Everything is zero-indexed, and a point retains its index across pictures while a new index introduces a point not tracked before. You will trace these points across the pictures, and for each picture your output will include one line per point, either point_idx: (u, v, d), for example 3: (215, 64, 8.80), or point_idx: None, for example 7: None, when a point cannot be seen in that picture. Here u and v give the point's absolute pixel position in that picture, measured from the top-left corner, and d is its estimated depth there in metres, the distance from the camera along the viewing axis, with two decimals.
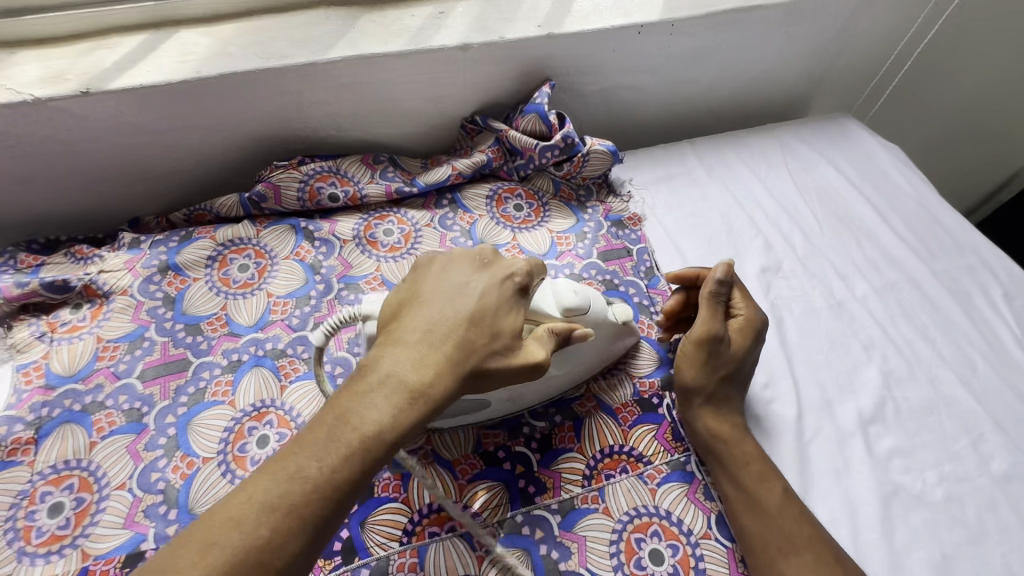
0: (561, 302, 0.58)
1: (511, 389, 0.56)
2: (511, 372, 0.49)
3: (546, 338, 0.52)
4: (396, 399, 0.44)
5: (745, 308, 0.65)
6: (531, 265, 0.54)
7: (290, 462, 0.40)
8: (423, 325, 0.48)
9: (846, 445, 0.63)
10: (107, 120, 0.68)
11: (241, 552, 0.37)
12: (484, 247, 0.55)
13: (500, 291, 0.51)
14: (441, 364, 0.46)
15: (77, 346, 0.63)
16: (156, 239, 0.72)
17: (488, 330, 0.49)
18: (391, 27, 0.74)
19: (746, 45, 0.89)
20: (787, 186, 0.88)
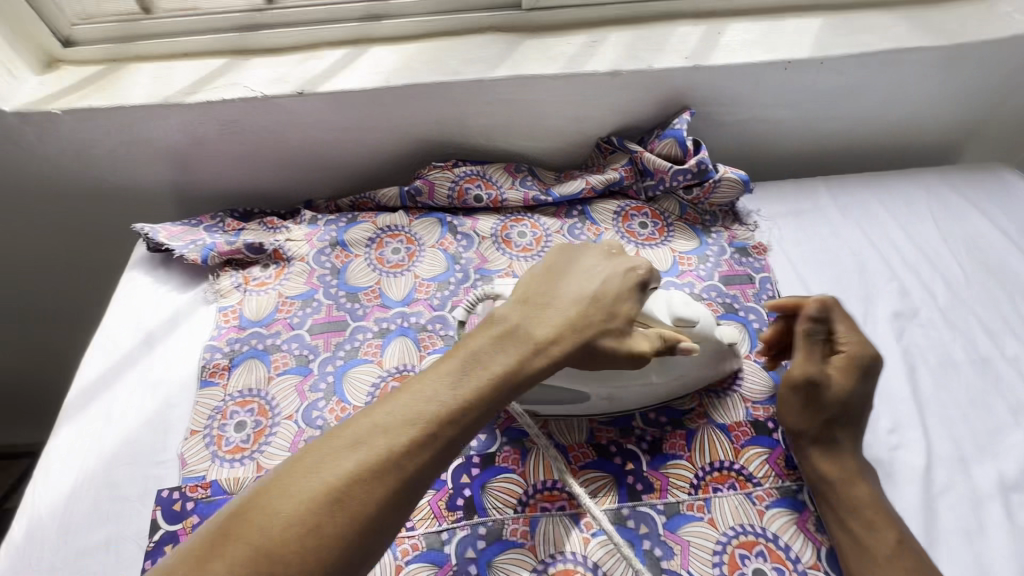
0: (675, 312, 0.60)
1: (611, 386, 0.60)
2: (620, 355, 0.55)
3: (650, 328, 0.58)
4: (520, 348, 0.52)
5: (852, 344, 0.61)
6: (651, 267, 0.60)
7: (423, 390, 0.48)
8: (548, 294, 0.56)
9: (982, 507, 0.59)
10: (310, 117, 0.82)
11: (380, 454, 0.44)
12: (612, 245, 0.63)
13: (621, 280, 0.58)
14: (561, 327, 0.54)
15: (264, 298, 0.76)
16: (329, 219, 0.85)
17: (607, 309, 0.56)
18: (549, 52, 0.83)
19: (896, 87, 0.87)
20: (930, 234, 0.84)
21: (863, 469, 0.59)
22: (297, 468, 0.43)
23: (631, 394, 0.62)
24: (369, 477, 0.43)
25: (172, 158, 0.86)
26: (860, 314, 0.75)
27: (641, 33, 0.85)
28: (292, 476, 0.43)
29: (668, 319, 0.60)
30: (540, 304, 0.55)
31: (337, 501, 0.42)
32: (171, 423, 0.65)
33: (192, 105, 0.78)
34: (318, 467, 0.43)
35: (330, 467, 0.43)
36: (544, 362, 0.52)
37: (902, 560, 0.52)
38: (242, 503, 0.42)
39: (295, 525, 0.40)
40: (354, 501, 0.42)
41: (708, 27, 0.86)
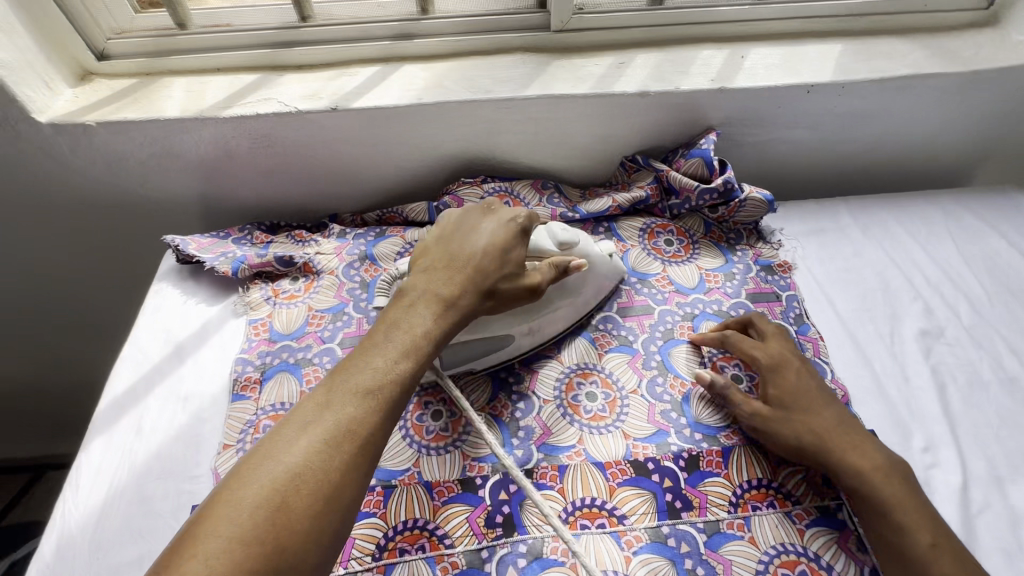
0: (554, 238, 0.70)
1: (528, 321, 0.68)
2: (517, 291, 0.63)
3: (549, 271, 0.66)
4: (433, 307, 0.57)
5: (759, 356, 0.67)
6: (531, 214, 0.68)
7: (358, 365, 0.52)
8: (449, 254, 0.63)
9: (1020, 527, 0.59)
10: (341, 132, 0.83)
11: (336, 424, 0.47)
12: (487, 202, 0.70)
13: (506, 232, 0.65)
14: (465, 282, 0.60)
15: (293, 311, 0.76)
16: (357, 233, 0.85)
17: (497, 259, 0.63)
18: (578, 72, 0.84)
19: (914, 111, 0.89)
20: (951, 254, 0.85)
21: (891, 466, 0.57)
22: (294, 420, 0.47)
23: (546, 323, 0.70)
24: (330, 445, 0.46)
25: (201, 171, 0.87)
26: (887, 332, 0.76)
27: (666, 56, 0.87)
28: (289, 430, 0.47)
29: (554, 246, 0.69)
30: (432, 266, 0.62)
31: (335, 436, 0.47)
32: (204, 436, 0.64)
33: (227, 118, 0.78)
34: (276, 448, 0.46)
35: (288, 447, 0.46)
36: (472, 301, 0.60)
37: (938, 559, 0.51)
38: (244, 460, 0.45)
39: (302, 465, 0.45)
40: (351, 433, 0.48)
41: (731, 50, 0.88)
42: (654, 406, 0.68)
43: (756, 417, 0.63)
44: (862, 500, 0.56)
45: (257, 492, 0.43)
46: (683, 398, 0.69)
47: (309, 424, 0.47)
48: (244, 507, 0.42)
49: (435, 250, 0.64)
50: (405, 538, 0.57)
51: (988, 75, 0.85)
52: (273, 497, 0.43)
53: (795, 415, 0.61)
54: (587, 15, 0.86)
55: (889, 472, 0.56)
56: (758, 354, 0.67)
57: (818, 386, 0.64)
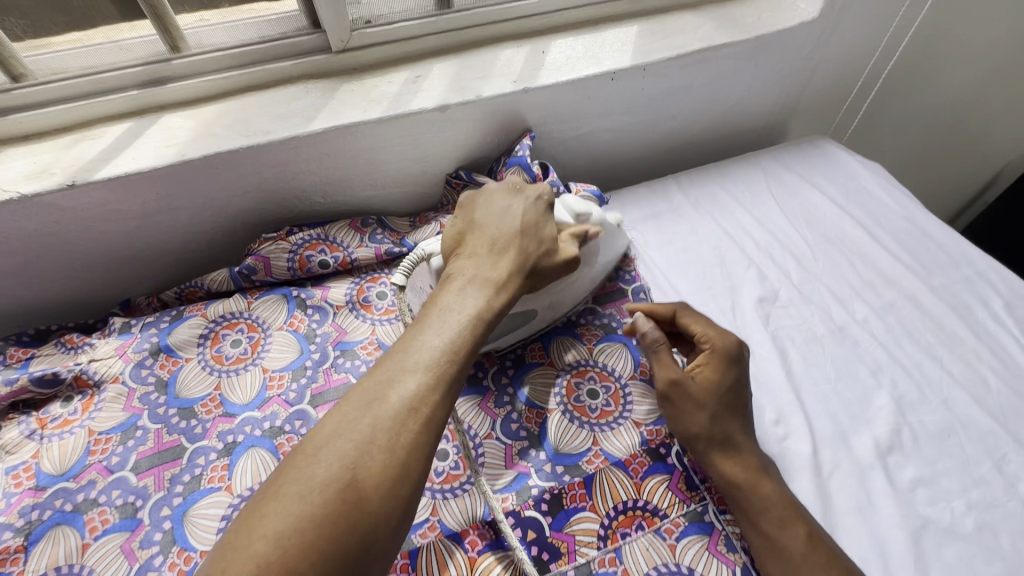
0: (573, 211, 0.67)
1: (551, 296, 0.67)
2: (557, 266, 0.61)
3: (575, 241, 0.65)
4: (486, 289, 0.54)
5: (711, 340, 0.63)
6: (550, 187, 0.67)
7: (413, 341, 0.48)
8: (485, 238, 0.59)
9: (867, 478, 0.61)
10: (94, 209, 0.68)
11: (398, 402, 0.43)
12: (511, 181, 0.67)
13: (534, 209, 0.63)
14: (512, 262, 0.57)
15: (68, 441, 0.61)
16: (146, 322, 0.72)
17: (536, 238, 0.60)
18: (370, 94, 0.76)
19: (718, 81, 0.91)
20: (774, 214, 0.88)
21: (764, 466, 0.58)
22: (357, 397, 0.43)
23: (565, 299, 0.70)
24: (392, 425, 0.42)
25: None
26: (729, 307, 0.76)
27: (465, 62, 0.81)
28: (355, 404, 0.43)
29: (571, 218, 0.67)
30: (475, 249, 0.58)
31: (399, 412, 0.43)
32: None
33: None
34: (336, 427, 0.42)
35: (349, 426, 0.41)
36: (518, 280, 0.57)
37: (816, 551, 0.52)
38: (312, 434, 0.42)
39: (369, 441, 0.41)
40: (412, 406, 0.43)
41: (532, 47, 0.84)
42: (511, 447, 0.63)
43: (675, 388, 0.59)
44: (735, 502, 0.56)
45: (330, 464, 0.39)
46: (539, 429, 0.64)
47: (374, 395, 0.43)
48: (316, 480, 0.38)
49: (469, 236, 0.60)
50: None
51: (773, 38, 0.87)
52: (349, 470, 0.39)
53: (719, 404, 0.59)
54: (369, 30, 0.77)
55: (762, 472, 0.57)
56: (711, 337, 0.63)
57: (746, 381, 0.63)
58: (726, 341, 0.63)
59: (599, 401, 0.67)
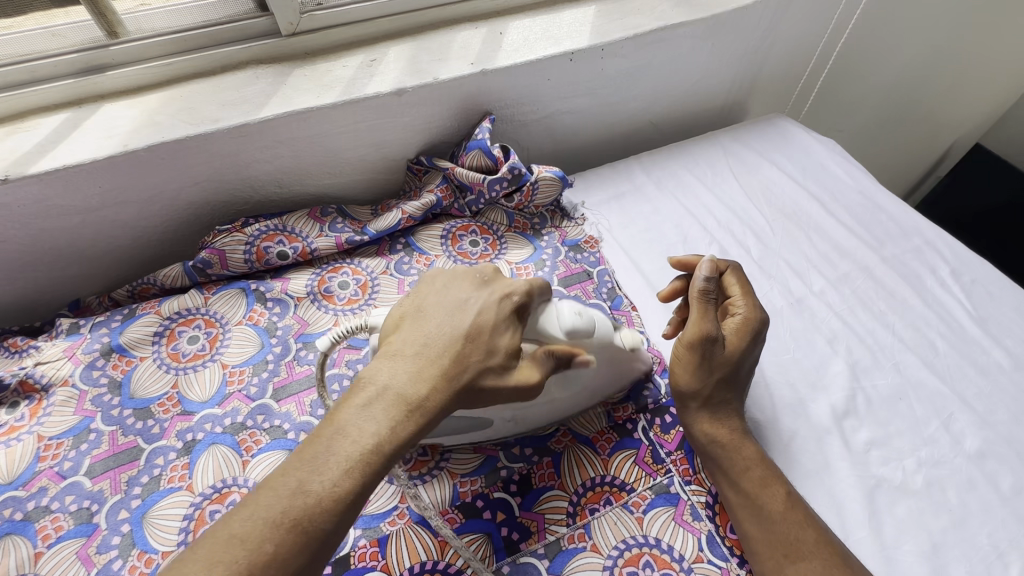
0: (563, 325, 0.56)
1: (513, 411, 0.56)
2: (504, 390, 0.50)
3: (544, 360, 0.53)
4: (393, 411, 0.46)
5: (745, 308, 0.63)
6: (530, 285, 0.56)
7: (292, 477, 0.42)
8: (420, 336, 0.51)
9: (825, 443, 0.63)
10: (32, 205, 0.65)
11: (248, 566, 0.38)
12: (485, 269, 0.58)
13: (496, 310, 0.53)
14: (436, 376, 0.48)
15: (15, 448, 0.59)
16: (97, 321, 0.69)
17: (485, 346, 0.51)
18: (323, 79, 0.74)
19: (676, 61, 0.91)
20: (735, 191, 0.90)
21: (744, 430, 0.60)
22: (203, 557, 0.38)
23: (536, 413, 0.59)
24: None
25: None
26: None
27: (421, 44, 0.80)
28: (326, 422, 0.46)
29: (561, 334, 0.56)
30: (401, 349, 0.50)
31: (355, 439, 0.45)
32: None
33: None
34: None
35: None
36: (443, 396, 0.48)
37: (795, 509, 0.54)
38: None
39: None
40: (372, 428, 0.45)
41: (489, 28, 0.83)
42: None
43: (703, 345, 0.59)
44: (713, 465, 0.58)
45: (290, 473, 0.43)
46: None
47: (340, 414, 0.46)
48: (228, 545, 0.39)
49: (407, 327, 0.52)
50: None
51: (728, 17, 0.88)
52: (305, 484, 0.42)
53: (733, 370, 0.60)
54: (320, 12, 0.75)
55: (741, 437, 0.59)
56: (749, 307, 0.63)
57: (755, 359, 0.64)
58: (762, 314, 0.64)
59: None
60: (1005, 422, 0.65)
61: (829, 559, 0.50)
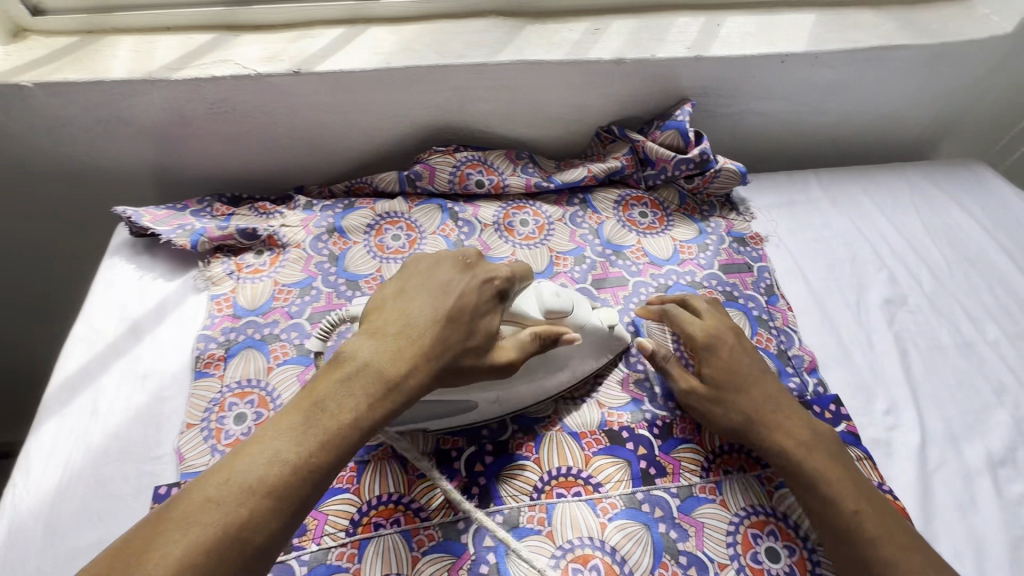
0: (544, 305, 0.59)
1: (495, 390, 0.59)
2: (484, 368, 0.53)
3: (528, 342, 0.55)
4: (374, 386, 0.48)
5: (690, 332, 0.65)
6: (510, 272, 0.58)
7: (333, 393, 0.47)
8: (399, 317, 0.52)
9: (973, 483, 0.62)
10: (306, 97, 0.78)
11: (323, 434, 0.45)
12: (469, 252, 0.59)
13: (479, 293, 0.55)
14: (421, 353, 0.50)
15: (259, 285, 0.72)
16: (325, 205, 0.82)
17: (464, 327, 0.53)
18: (553, 38, 0.81)
19: (884, 83, 0.90)
20: (914, 225, 0.88)
21: (818, 440, 0.58)
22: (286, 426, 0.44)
23: (518, 394, 0.61)
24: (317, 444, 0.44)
25: (153, 137, 0.80)
26: (854, 301, 0.77)
27: (643, 22, 0.85)
28: (169, 528, 0.39)
29: (539, 314, 0.59)
30: (382, 327, 0.52)
31: (215, 544, 0.38)
32: (165, 415, 0.61)
33: (179, 81, 0.73)
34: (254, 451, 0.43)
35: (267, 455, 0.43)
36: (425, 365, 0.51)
37: (864, 526, 0.53)
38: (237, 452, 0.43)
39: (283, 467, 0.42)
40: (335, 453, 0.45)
41: (707, 19, 0.87)
42: (628, 376, 0.69)
43: (691, 396, 0.62)
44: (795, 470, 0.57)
45: (217, 496, 0.40)
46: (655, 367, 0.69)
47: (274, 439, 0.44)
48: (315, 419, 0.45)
49: (386, 309, 0.53)
50: (379, 512, 0.57)
51: (954, 48, 0.86)
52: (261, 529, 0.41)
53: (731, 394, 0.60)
54: None
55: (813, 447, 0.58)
56: (692, 327, 0.65)
57: (744, 364, 0.62)
58: (694, 329, 0.64)
59: None
60: None
61: (906, 573, 0.50)
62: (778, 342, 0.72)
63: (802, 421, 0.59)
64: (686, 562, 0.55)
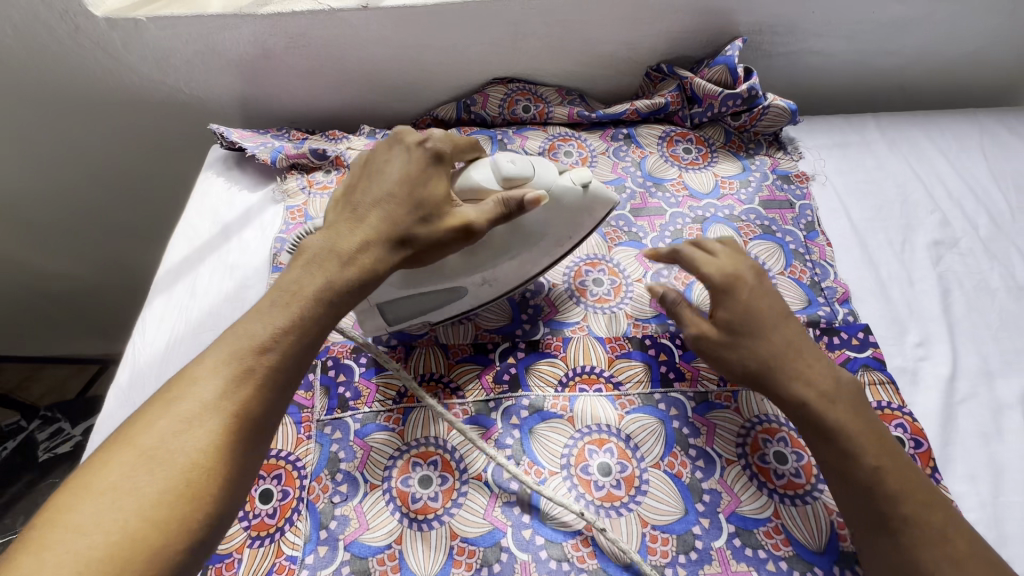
0: (500, 173, 0.57)
1: (483, 270, 0.62)
2: (445, 236, 0.55)
3: (491, 210, 0.55)
4: (329, 265, 0.51)
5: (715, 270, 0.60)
6: (445, 138, 0.58)
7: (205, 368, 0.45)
8: (347, 209, 0.55)
9: (1002, 416, 0.62)
10: (372, 32, 0.85)
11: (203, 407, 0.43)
12: (401, 131, 0.60)
13: (415, 166, 0.56)
14: (369, 233, 0.53)
15: (327, 200, 0.82)
16: (387, 133, 0.90)
17: (409, 202, 0.54)
18: None
19: (961, 19, 0.85)
20: (981, 170, 0.84)
21: (809, 348, 0.57)
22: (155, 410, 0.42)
23: (507, 274, 0.64)
24: (204, 418, 0.42)
25: (240, 69, 0.90)
26: (899, 241, 0.76)
27: None
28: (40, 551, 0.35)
29: (499, 185, 0.57)
30: (336, 220, 0.55)
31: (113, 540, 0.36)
32: (249, 299, 0.72)
33: (264, 16, 0.82)
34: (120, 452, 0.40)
35: (142, 446, 0.41)
36: (304, 323, 0.48)
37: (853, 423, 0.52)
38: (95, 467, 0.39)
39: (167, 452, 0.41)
40: (211, 429, 0.42)
41: None
42: None
43: (701, 339, 0.59)
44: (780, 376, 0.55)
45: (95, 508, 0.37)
46: (684, 288, 0.73)
47: (130, 435, 0.41)
48: (184, 394, 0.43)
49: (338, 205, 0.57)
50: (422, 387, 0.65)
51: None
52: (140, 508, 0.38)
53: (746, 334, 0.57)
54: None
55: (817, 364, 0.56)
56: (710, 269, 0.61)
57: (762, 307, 0.59)
58: (718, 270, 0.60)
59: None
60: None
61: (897, 466, 0.50)
62: (812, 274, 0.73)
63: (789, 333, 0.58)
64: (694, 454, 0.60)
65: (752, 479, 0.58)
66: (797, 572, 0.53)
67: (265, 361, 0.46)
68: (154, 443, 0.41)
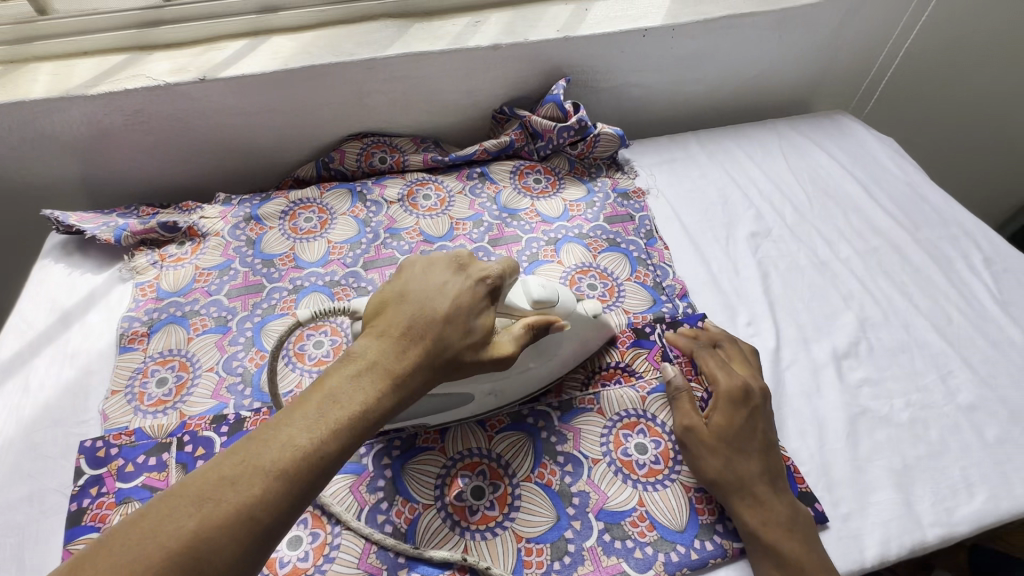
0: (531, 295, 0.58)
1: (494, 381, 0.60)
2: (488, 361, 0.50)
3: (523, 335, 0.53)
4: (382, 383, 0.43)
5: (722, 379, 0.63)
6: (504, 271, 0.54)
7: (262, 448, 0.38)
8: (406, 317, 0.47)
9: (820, 374, 0.70)
10: (215, 102, 0.86)
11: (234, 510, 0.35)
12: (462, 252, 0.55)
13: (473, 293, 0.51)
14: (422, 354, 0.46)
15: (180, 271, 0.79)
16: (243, 198, 0.89)
17: (463, 327, 0.49)
18: (437, 32, 0.91)
19: (744, 48, 1.01)
20: (782, 169, 0.98)
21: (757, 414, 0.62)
22: (195, 491, 0.35)
23: (515, 384, 0.62)
24: (225, 531, 0.35)
25: (78, 150, 0.87)
26: (723, 237, 0.86)
27: (519, 14, 0.95)
28: None
29: (529, 305, 0.58)
30: (387, 328, 0.47)
31: None
32: (93, 386, 0.68)
33: (96, 96, 0.81)
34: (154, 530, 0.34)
35: (170, 528, 0.34)
36: (343, 442, 0.40)
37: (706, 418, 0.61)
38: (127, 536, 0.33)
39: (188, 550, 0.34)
40: (231, 544, 0.35)
41: (577, 5, 0.97)
42: None
43: (689, 432, 0.61)
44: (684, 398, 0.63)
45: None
46: None
47: (151, 531, 0.34)
48: (228, 482, 0.36)
49: (390, 308, 0.49)
50: None
51: (797, 13, 0.97)
52: None
53: (729, 449, 0.58)
54: None
55: (767, 451, 0.59)
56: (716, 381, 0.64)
57: (762, 429, 0.61)
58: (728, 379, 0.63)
59: (597, 292, 0.79)
60: (1004, 385, 0.70)
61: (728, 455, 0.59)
62: (655, 276, 0.81)
63: (756, 424, 0.61)
64: (562, 461, 0.62)
65: (618, 474, 0.61)
66: (661, 553, 0.57)
67: (300, 475, 0.38)
68: (169, 547, 0.33)
